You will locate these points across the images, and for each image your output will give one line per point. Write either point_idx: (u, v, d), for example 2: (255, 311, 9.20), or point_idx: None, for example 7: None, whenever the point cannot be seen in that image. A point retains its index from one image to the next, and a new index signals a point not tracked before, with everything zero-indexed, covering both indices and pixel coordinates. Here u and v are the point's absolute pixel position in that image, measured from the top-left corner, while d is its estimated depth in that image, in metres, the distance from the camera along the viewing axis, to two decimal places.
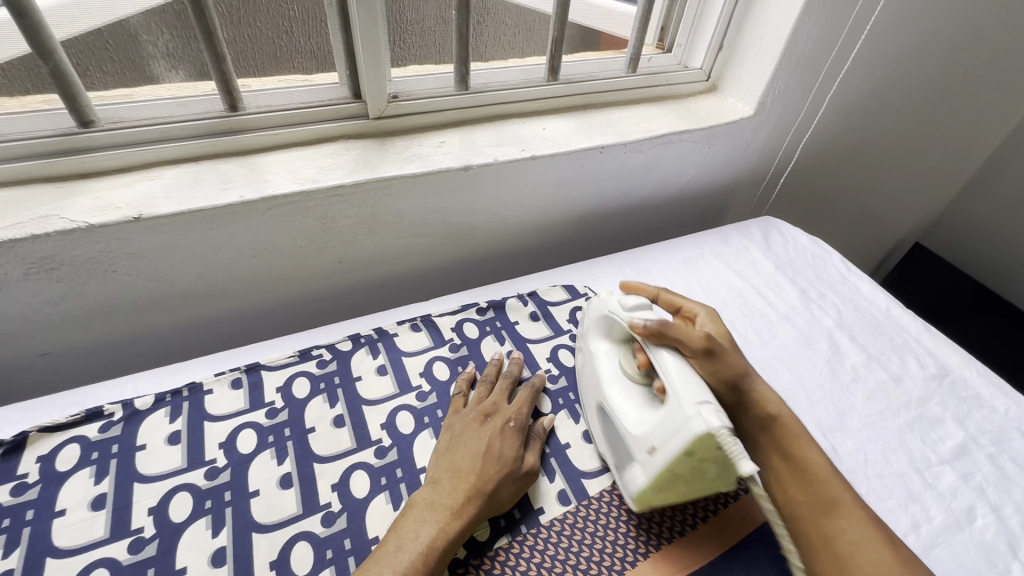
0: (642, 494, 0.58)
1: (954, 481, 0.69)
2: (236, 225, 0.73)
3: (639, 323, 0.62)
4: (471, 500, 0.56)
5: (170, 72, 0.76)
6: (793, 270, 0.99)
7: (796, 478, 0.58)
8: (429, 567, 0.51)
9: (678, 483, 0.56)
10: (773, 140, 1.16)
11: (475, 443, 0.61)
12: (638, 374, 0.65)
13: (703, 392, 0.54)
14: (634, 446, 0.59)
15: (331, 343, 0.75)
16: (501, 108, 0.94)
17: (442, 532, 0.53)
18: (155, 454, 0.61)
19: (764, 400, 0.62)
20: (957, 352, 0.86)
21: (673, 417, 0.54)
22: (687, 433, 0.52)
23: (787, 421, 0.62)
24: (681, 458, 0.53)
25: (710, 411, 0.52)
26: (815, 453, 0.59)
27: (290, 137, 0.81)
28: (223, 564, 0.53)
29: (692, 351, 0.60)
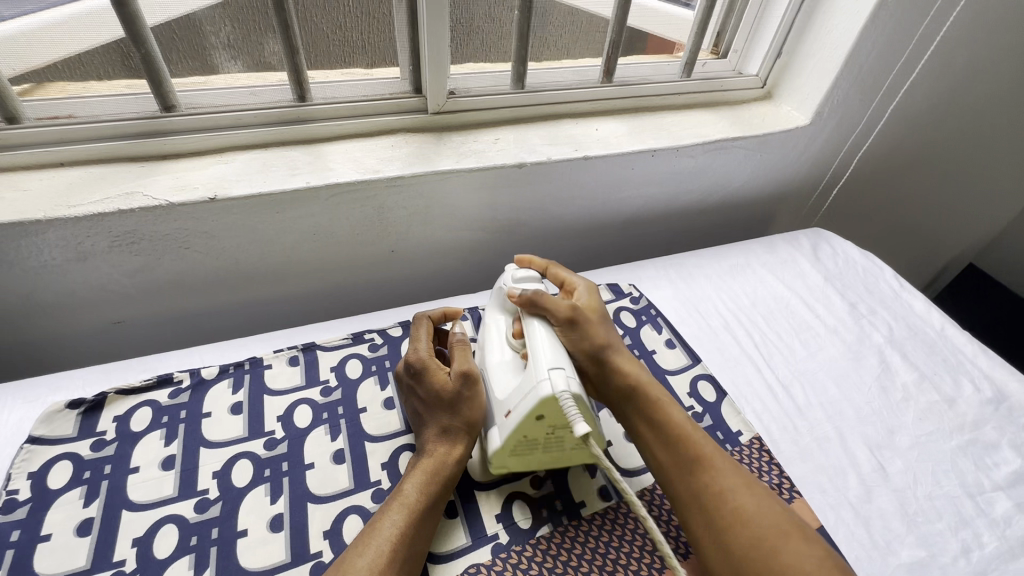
0: (494, 457, 0.58)
1: (1008, 509, 0.67)
2: (301, 210, 0.77)
3: (517, 291, 0.63)
4: (431, 439, 0.60)
5: (229, 62, 0.79)
6: (842, 283, 0.98)
7: (660, 440, 0.59)
8: (421, 506, 0.55)
9: (534, 446, 0.57)
10: (826, 150, 1.14)
11: (411, 398, 0.64)
12: (514, 343, 0.63)
13: (558, 357, 0.54)
14: (494, 410, 0.59)
15: (383, 329, 0.78)
16: (555, 108, 0.95)
17: (421, 474, 0.57)
18: (219, 423, 0.64)
19: (625, 369, 0.62)
20: (1016, 378, 0.82)
21: (528, 382, 0.54)
22: (535, 397, 0.52)
23: (649, 388, 0.61)
24: (533, 421, 0.54)
25: (560, 377, 0.52)
26: (675, 417, 0.59)
27: (354, 128, 0.85)
28: (280, 529, 0.56)
29: (558, 319, 0.61)
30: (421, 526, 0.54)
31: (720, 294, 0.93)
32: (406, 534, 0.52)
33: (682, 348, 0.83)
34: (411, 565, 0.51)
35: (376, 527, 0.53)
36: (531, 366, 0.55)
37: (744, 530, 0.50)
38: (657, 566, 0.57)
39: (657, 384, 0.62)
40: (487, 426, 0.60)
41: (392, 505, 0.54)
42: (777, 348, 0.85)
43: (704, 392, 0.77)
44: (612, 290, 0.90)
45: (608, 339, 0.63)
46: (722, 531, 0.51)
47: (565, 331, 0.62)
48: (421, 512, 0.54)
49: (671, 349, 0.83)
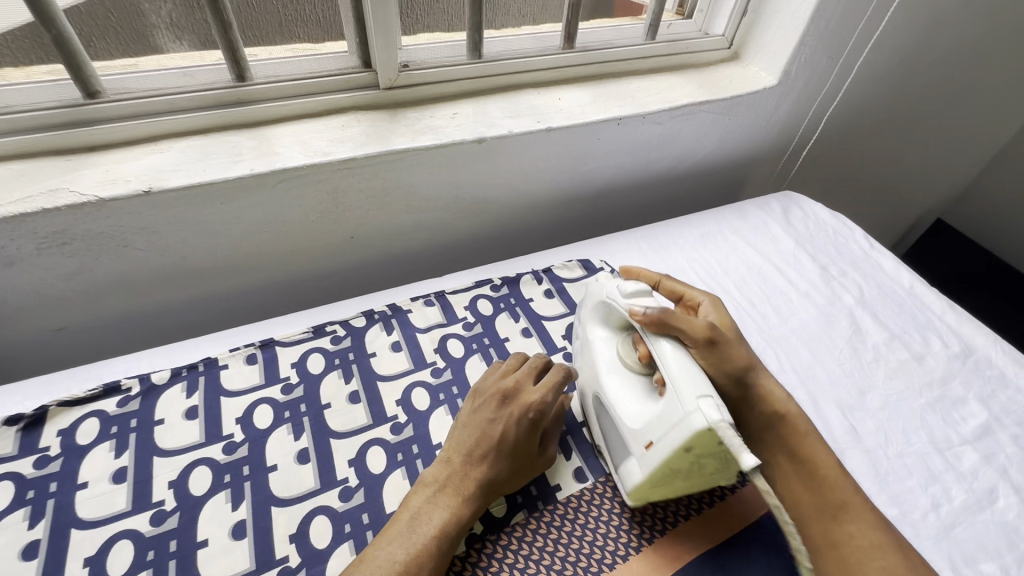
0: (637, 490, 0.55)
1: (976, 462, 0.68)
2: (247, 199, 0.72)
3: (639, 310, 0.57)
4: (481, 486, 0.55)
5: (174, 42, 0.73)
6: (813, 245, 0.97)
7: (800, 475, 0.57)
8: (439, 554, 0.51)
9: (676, 476, 0.54)
10: (796, 111, 1.12)
11: (498, 433, 0.57)
12: (639, 366, 0.61)
13: (701, 383, 0.50)
14: (631, 441, 0.56)
15: (345, 320, 0.74)
16: (514, 78, 0.91)
17: (451, 516, 0.53)
18: (173, 429, 0.61)
19: (771, 396, 0.60)
20: (982, 332, 0.84)
21: (672, 413, 0.50)
22: (686, 428, 0.48)
23: (793, 417, 0.60)
24: (682, 454, 0.50)
25: (712, 406, 0.48)
26: (820, 451, 0.58)
27: (300, 108, 0.79)
28: (244, 537, 0.54)
29: (694, 340, 0.56)
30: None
31: (691, 264, 0.91)
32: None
33: None
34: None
35: (389, 547, 0.50)
36: (671, 394, 0.51)
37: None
38: (634, 545, 0.57)
39: (802, 415, 0.60)
40: (621, 458, 0.58)
41: (408, 542, 0.50)
42: (749, 315, 0.84)
43: None
44: (583, 265, 0.87)
45: (747, 357, 0.60)
46: None
47: (702, 352, 0.57)
48: (437, 559, 0.50)
49: None
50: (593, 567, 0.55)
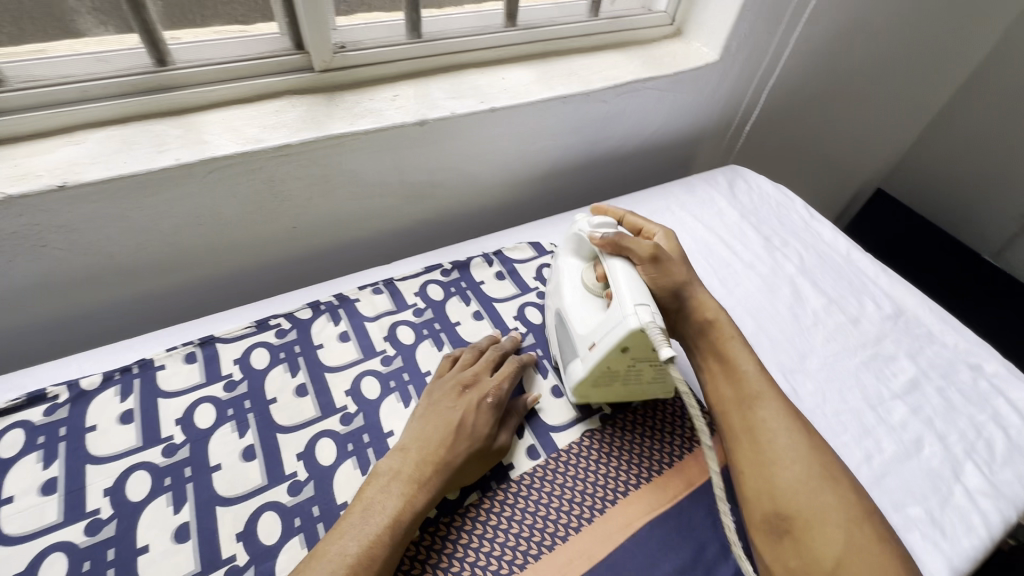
0: (581, 387, 0.63)
1: (905, 414, 0.72)
2: (175, 191, 0.68)
3: (598, 236, 0.66)
4: (439, 473, 0.55)
5: (97, 27, 0.68)
6: (756, 217, 1.00)
7: (722, 372, 0.61)
8: (393, 544, 0.50)
9: (615, 376, 0.62)
10: (738, 87, 1.14)
11: (457, 419, 0.59)
12: (597, 288, 0.67)
13: (642, 294, 0.58)
14: (578, 343, 0.64)
15: (290, 312, 0.72)
16: (457, 58, 0.89)
17: (406, 504, 0.52)
18: (107, 435, 0.58)
19: (701, 307, 0.65)
20: (911, 293, 0.88)
21: (613, 319, 0.58)
22: (621, 329, 0.56)
23: (722, 325, 0.64)
24: (618, 353, 0.58)
25: (646, 312, 0.56)
26: (741, 352, 0.62)
27: (229, 94, 0.76)
28: (187, 539, 0.52)
29: (640, 258, 0.65)
30: (385, 566, 0.49)
31: None
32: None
33: None
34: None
35: (341, 539, 0.49)
36: (615, 304, 0.59)
37: (769, 478, 0.52)
38: (586, 516, 0.58)
39: (729, 324, 0.65)
40: (570, 362, 0.66)
41: (361, 533, 0.50)
42: None
43: None
44: (534, 247, 0.87)
45: (686, 275, 0.67)
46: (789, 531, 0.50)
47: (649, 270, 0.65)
48: (390, 549, 0.50)
49: None
50: (546, 541, 0.56)
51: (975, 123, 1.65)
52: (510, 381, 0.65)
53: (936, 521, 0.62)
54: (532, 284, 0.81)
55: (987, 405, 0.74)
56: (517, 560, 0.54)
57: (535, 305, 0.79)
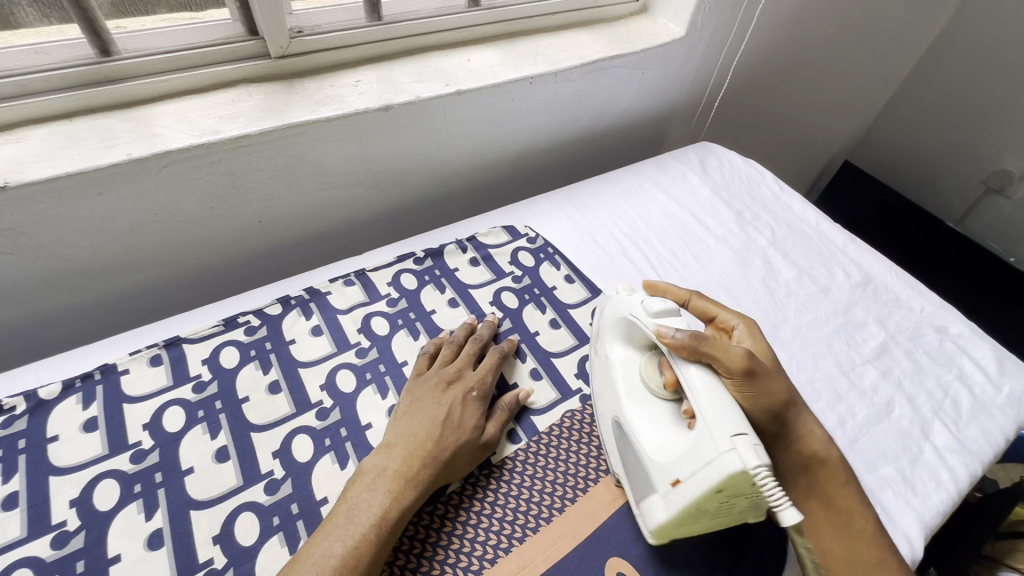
0: (662, 530, 0.51)
1: (875, 378, 0.74)
2: (128, 187, 0.65)
3: (669, 334, 0.53)
4: (427, 468, 0.54)
5: (38, 19, 0.64)
6: (728, 193, 1.01)
7: (834, 525, 0.55)
8: (379, 544, 0.49)
9: (705, 516, 0.50)
10: (705, 63, 1.14)
11: (445, 416, 0.58)
12: (667, 395, 0.57)
13: (736, 419, 0.47)
14: (654, 473, 0.51)
15: (259, 308, 0.70)
16: (420, 40, 0.87)
17: (393, 501, 0.51)
18: (70, 445, 0.56)
19: (811, 438, 0.57)
20: (879, 260, 0.90)
21: (703, 452, 0.47)
22: (719, 470, 0.45)
23: (834, 463, 0.57)
24: (713, 495, 0.46)
25: (748, 447, 0.44)
26: (857, 502, 0.56)
27: (181, 84, 0.72)
28: (161, 546, 0.51)
29: (730, 370, 0.51)
30: (371, 567, 0.48)
31: (615, 219, 0.92)
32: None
33: (581, 281, 0.81)
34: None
35: (324, 541, 0.48)
36: (702, 428, 0.48)
37: None
38: (570, 497, 0.58)
39: (841, 462, 0.58)
40: (642, 494, 0.53)
41: (346, 534, 0.48)
42: (671, 264, 0.86)
43: None
44: (508, 231, 0.86)
45: (788, 394, 0.56)
46: None
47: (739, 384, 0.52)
48: (377, 549, 0.49)
49: (572, 284, 0.80)
50: (530, 523, 0.56)
51: (937, 93, 1.69)
52: (492, 372, 0.64)
53: (907, 480, 0.64)
54: (508, 269, 0.80)
55: (953, 365, 0.77)
56: (501, 544, 0.54)
57: (511, 290, 0.78)
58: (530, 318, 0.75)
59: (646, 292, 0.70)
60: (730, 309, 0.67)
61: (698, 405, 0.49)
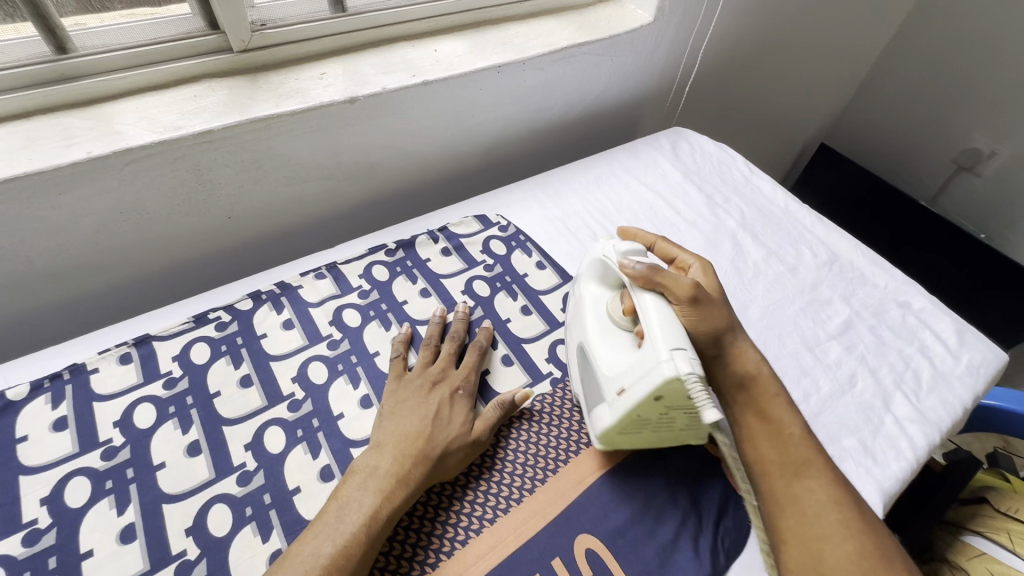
0: (607, 434, 0.57)
1: (840, 353, 0.76)
2: (91, 186, 0.65)
3: (631, 265, 0.58)
4: (418, 467, 0.54)
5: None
6: (699, 177, 1.02)
7: (767, 433, 0.59)
8: (371, 542, 0.49)
9: (644, 425, 0.56)
10: (675, 48, 1.14)
11: (434, 414, 0.58)
12: (623, 320, 0.61)
13: (677, 336, 0.52)
14: (603, 386, 0.57)
15: (229, 304, 0.70)
16: (386, 32, 0.87)
17: (384, 500, 0.52)
18: (40, 444, 0.56)
19: (742, 357, 0.61)
20: (845, 239, 0.92)
21: (645, 364, 0.52)
22: (655, 377, 0.50)
23: (764, 379, 0.61)
24: (651, 402, 0.52)
25: (684, 358, 0.49)
26: (786, 412, 0.59)
27: (142, 80, 0.72)
28: (134, 539, 0.51)
29: (677, 298, 0.57)
30: (362, 564, 0.48)
31: (587, 206, 0.93)
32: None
33: (553, 268, 0.81)
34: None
35: (313, 540, 0.48)
36: (648, 346, 0.53)
37: (815, 549, 0.51)
38: (540, 478, 0.59)
39: (773, 379, 0.62)
40: (595, 405, 0.60)
41: (336, 533, 0.49)
42: None
43: None
44: (479, 220, 0.86)
45: (728, 318, 0.61)
46: (807, 539, 0.52)
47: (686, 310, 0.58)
48: (368, 547, 0.49)
49: (543, 271, 0.81)
50: (501, 504, 0.57)
51: (908, 74, 1.72)
52: (476, 370, 0.65)
53: (868, 449, 0.66)
54: (480, 258, 0.81)
55: (914, 339, 0.79)
56: (473, 525, 0.55)
57: (483, 278, 0.79)
58: (502, 305, 0.76)
59: (618, 236, 0.73)
60: (691, 251, 0.71)
61: (644, 321, 0.54)
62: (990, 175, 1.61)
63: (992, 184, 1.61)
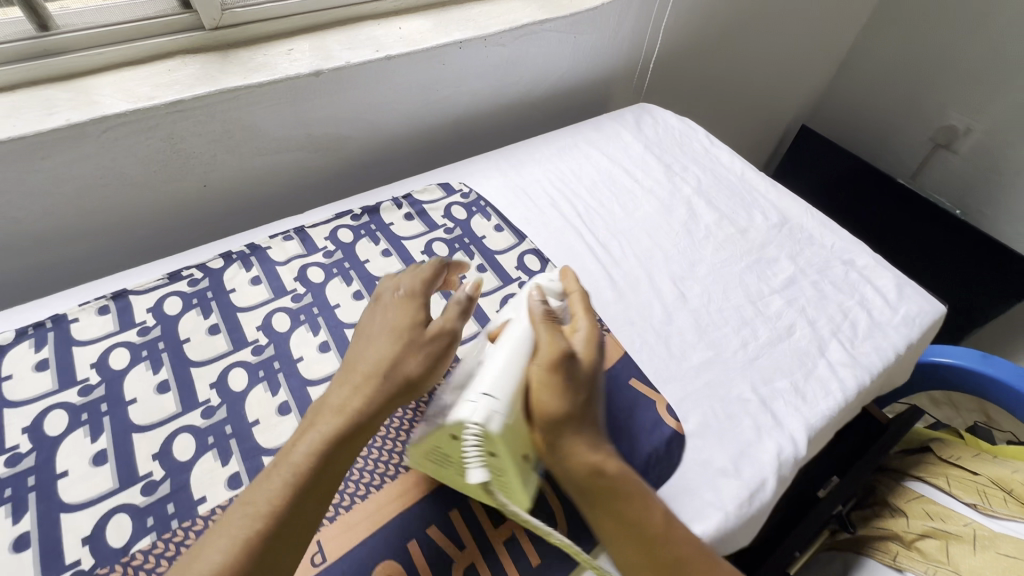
0: (413, 454, 0.54)
1: (781, 306, 0.80)
2: (71, 152, 0.70)
3: (538, 308, 0.56)
4: (363, 391, 0.49)
5: None
6: (660, 148, 1.06)
7: (626, 534, 0.49)
8: (312, 473, 0.45)
9: (444, 461, 0.52)
10: (639, 26, 1.18)
11: (381, 333, 0.54)
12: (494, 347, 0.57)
13: (504, 383, 0.48)
14: (436, 401, 0.53)
15: (202, 263, 0.75)
16: (352, 10, 0.92)
17: (325, 429, 0.47)
18: (23, 382, 0.61)
19: (576, 449, 0.49)
20: (797, 203, 0.96)
21: (463, 392, 0.49)
22: (454, 412, 0.47)
23: (609, 473, 0.49)
24: (450, 439, 0.48)
25: (484, 406, 0.46)
26: (640, 506, 0.50)
27: (119, 56, 0.77)
28: (105, 463, 0.56)
29: (532, 362, 0.51)
30: (308, 498, 0.44)
31: (548, 174, 0.97)
32: (280, 516, 0.42)
33: (509, 230, 0.86)
34: (275, 557, 0.42)
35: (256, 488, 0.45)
36: (481, 373, 0.49)
37: None
38: None
39: (618, 467, 0.51)
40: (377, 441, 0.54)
41: (277, 466, 0.45)
42: (598, 213, 0.91)
43: (530, 264, 0.81)
44: (443, 188, 0.91)
45: (558, 410, 0.49)
46: None
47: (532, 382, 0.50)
48: (310, 480, 0.44)
49: (500, 233, 0.85)
50: None
51: (885, 53, 1.74)
52: (429, 282, 0.60)
53: (799, 389, 0.70)
54: (440, 222, 0.86)
55: (855, 292, 0.82)
56: None
57: (442, 241, 0.83)
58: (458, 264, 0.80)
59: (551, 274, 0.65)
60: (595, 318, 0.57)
61: (484, 361, 0.51)
62: (966, 152, 1.62)
63: (967, 161, 1.63)
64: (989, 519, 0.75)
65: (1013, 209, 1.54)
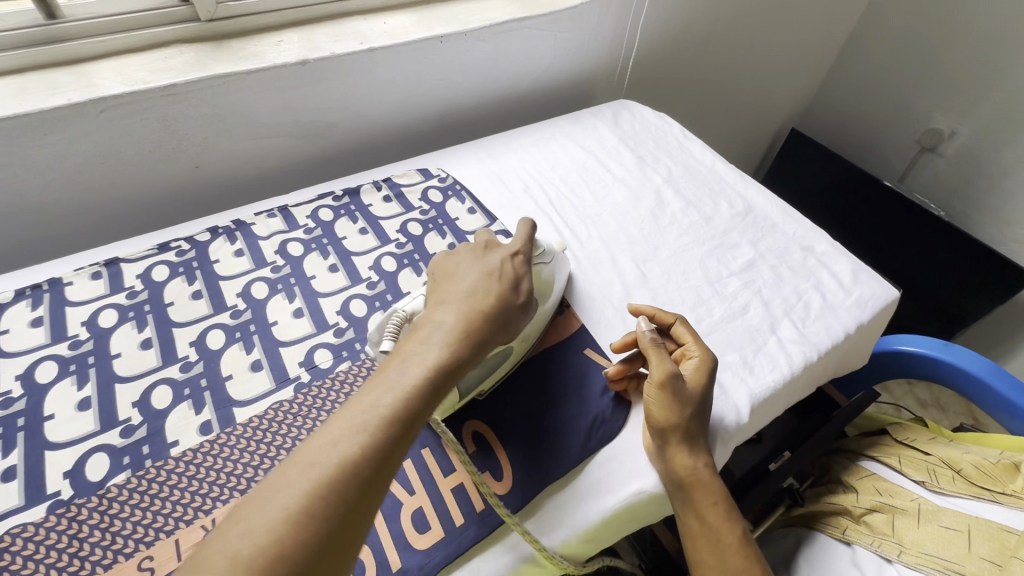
0: None
1: (737, 287, 0.83)
2: (71, 130, 0.76)
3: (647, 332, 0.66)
4: (479, 321, 0.51)
5: None
6: (635, 140, 1.10)
7: (704, 538, 0.59)
8: (438, 382, 0.46)
9: None
10: (619, 26, 1.23)
11: (487, 273, 0.56)
12: None
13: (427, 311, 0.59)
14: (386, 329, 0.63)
15: (189, 236, 0.81)
16: (341, 6, 0.97)
17: (447, 348, 0.48)
18: (19, 336, 0.67)
19: (676, 458, 0.60)
20: (762, 193, 0.99)
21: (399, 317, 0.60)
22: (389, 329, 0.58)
23: (702, 484, 0.60)
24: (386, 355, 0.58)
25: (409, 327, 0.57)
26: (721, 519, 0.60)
27: (120, 44, 0.83)
28: (88, 408, 0.61)
29: (651, 378, 0.62)
30: (425, 409, 0.45)
31: (524, 163, 1.02)
32: (393, 439, 0.42)
33: (482, 213, 0.90)
34: (381, 481, 0.41)
35: (378, 382, 0.45)
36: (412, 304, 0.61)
37: None
38: None
39: (713, 482, 0.61)
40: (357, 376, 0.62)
41: (396, 387, 0.44)
42: (568, 199, 0.95)
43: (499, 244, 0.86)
44: (421, 173, 0.96)
45: (667, 421, 0.60)
46: None
47: (653, 396, 0.61)
48: (433, 391, 0.45)
49: (472, 215, 0.90)
50: None
51: (872, 58, 1.77)
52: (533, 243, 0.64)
53: (747, 362, 0.73)
54: (416, 204, 0.90)
55: (811, 277, 0.86)
56: None
57: (417, 221, 0.88)
58: (431, 242, 0.85)
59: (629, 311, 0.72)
60: (705, 344, 0.67)
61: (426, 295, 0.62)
62: (951, 154, 1.64)
63: (951, 164, 1.65)
64: (937, 495, 0.77)
65: (996, 210, 1.56)
